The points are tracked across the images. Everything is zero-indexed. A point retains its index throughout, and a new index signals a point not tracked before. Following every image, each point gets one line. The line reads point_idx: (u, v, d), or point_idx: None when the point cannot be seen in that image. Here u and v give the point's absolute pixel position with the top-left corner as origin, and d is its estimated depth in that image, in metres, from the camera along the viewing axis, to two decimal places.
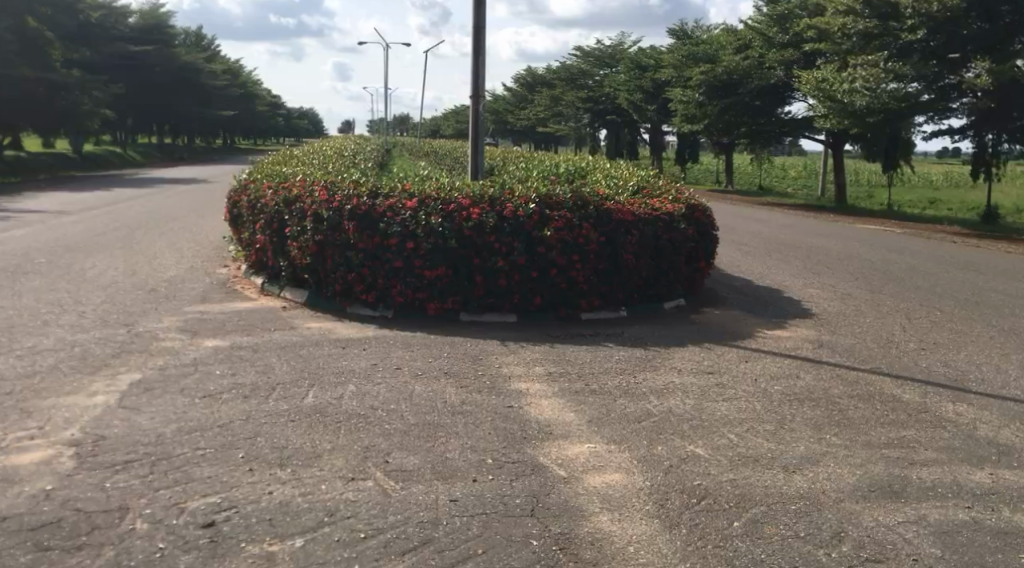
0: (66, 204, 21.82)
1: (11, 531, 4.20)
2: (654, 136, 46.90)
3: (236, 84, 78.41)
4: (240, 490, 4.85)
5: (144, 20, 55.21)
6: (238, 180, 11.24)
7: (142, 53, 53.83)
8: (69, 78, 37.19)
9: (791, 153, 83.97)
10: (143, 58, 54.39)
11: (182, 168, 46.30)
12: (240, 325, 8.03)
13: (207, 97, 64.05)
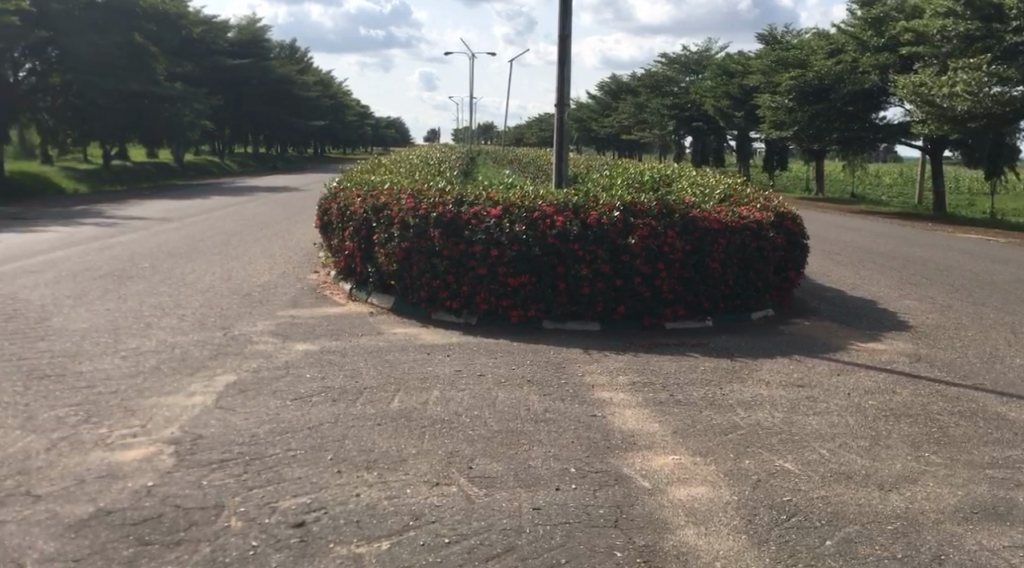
0: (169, 212, 22.77)
1: (115, 525, 4.40)
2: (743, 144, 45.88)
3: (326, 95, 80.37)
4: (329, 491, 4.97)
5: (241, 35, 57.68)
6: (328, 188, 11.51)
7: (239, 66, 55.94)
8: (171, 90, 38.80)
9: (886, 160, 81.23)
10: (241, 70, 56.56)
11: (275, 176, 47.82)
12: (330, 329, 8.22)
13: (301, 109, 66.09)
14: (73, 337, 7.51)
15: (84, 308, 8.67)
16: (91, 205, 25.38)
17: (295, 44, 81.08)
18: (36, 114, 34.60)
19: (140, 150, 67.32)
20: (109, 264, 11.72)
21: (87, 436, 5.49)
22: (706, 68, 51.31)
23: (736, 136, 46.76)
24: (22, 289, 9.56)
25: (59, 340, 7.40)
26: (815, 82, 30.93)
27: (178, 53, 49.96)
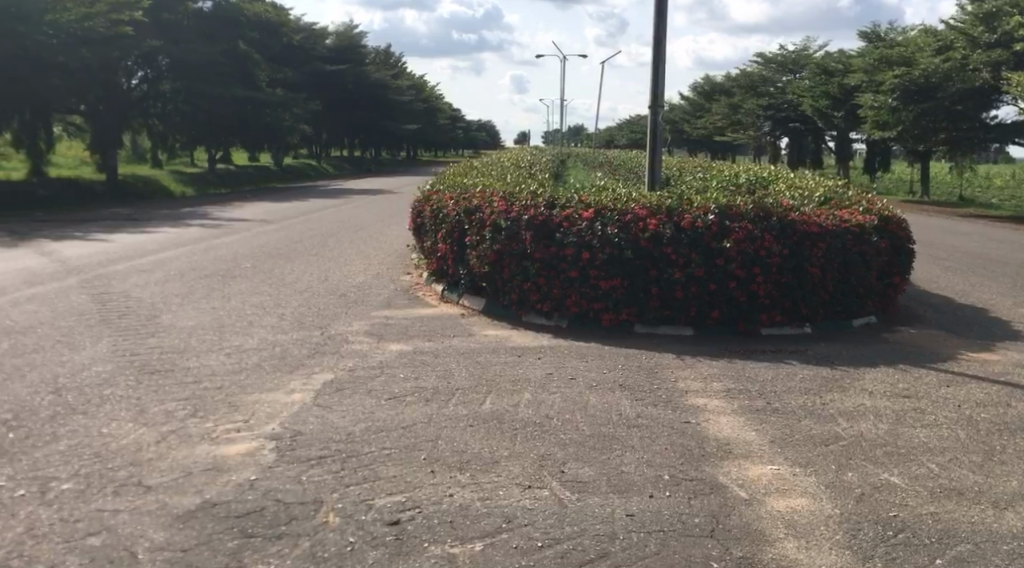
0: (271, 214, 23.60)
1: (220, 517, 4.54)
2: (841, 146, 44.30)
3: (419, 99, 81.80)
4: (422, 491, 5.01)
5: (340, 41, 58.14)
6: (422, 190, 11.69)
7: (336, 72, 57.47)
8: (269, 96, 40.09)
9: (1000, 162, 77.12)
10: (337, 76, 58.07)
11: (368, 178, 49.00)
12: (422, 330, 8.33)
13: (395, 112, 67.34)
14: (181, 334, 7.82)
15: (191, 306, 9.03)
16: (197, 206, 26.52)
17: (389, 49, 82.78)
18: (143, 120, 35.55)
19: (243, 154, 70.13)
20: (214, 263, 12.18)
21: (194, 430, 5.69)
22: (805, 67, 49.94)
23: (834, 136, 45.32)
24: (134, 287, 10.02)
25: (169, 336, 7.72)
26: (921, 81, 29.79)
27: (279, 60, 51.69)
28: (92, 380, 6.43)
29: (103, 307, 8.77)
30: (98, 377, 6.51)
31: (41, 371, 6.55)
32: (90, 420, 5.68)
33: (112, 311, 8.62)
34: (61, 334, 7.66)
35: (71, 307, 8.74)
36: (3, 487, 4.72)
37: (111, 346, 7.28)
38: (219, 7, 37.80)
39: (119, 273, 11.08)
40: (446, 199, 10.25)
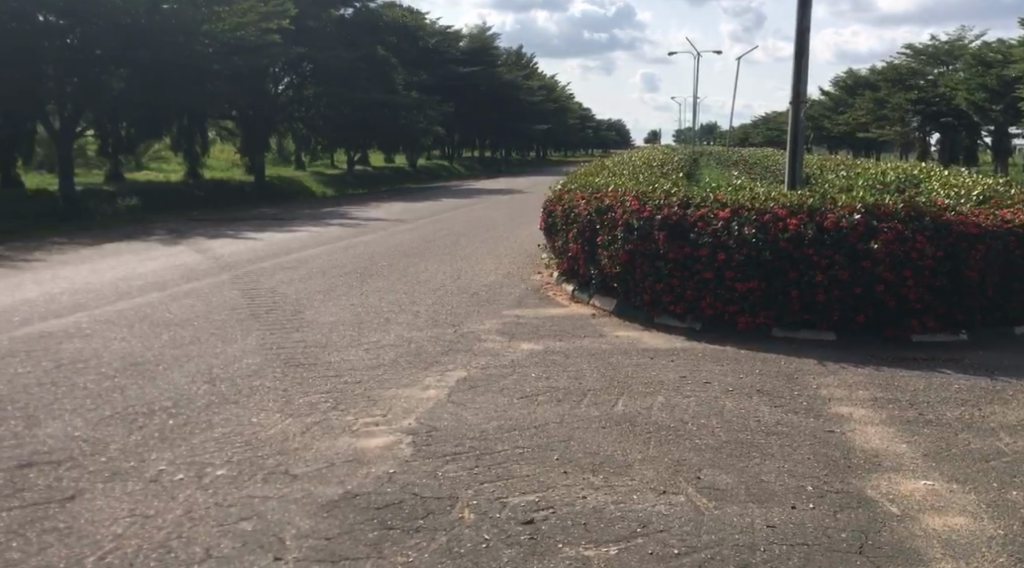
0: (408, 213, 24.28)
1: (361, 508, 4.66)
2: (999, 142, 41.35)
3: (550, 100, 82.21)
4: (556, 491, 4.99)
5: (473, 44, 59.80)
6: (553, 190, 11.74)
7: (470, 74, 58.57)
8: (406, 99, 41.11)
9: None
10: (469, 77, 59.23)
11: (496, 180, 49.55)
12: (553, 329, 8.32)
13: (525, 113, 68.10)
14: (323, 329, 8.12)
15: (332, 302, 9.37)
16: (337, 206, 27.61)
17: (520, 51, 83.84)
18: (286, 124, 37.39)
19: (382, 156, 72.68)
20: (353, 262, 12.62)
21: (336, 422, 5.88)
22: (959, 58, 47.23)
23: (990, 132, 42.43)
24: (280, 284, 10.49)
25: (312, 331, 8.02)
26: None
27: (414, 63, 53.20)
28: (243, 370, 6.76)
29: (252, 302, 9.22)
30: (248, 368, 6.83)
31: (198, 361, 6.94)
32: (242, 410, 5.96)
33: (260, 306, 9.06)
34: (216, 326, 8.10)
35: (224, 302, 9.23)
36: (164, 470, 5.01)
37: (260, 339, 7.63)
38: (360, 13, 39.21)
39: (266, 270, 11.66)
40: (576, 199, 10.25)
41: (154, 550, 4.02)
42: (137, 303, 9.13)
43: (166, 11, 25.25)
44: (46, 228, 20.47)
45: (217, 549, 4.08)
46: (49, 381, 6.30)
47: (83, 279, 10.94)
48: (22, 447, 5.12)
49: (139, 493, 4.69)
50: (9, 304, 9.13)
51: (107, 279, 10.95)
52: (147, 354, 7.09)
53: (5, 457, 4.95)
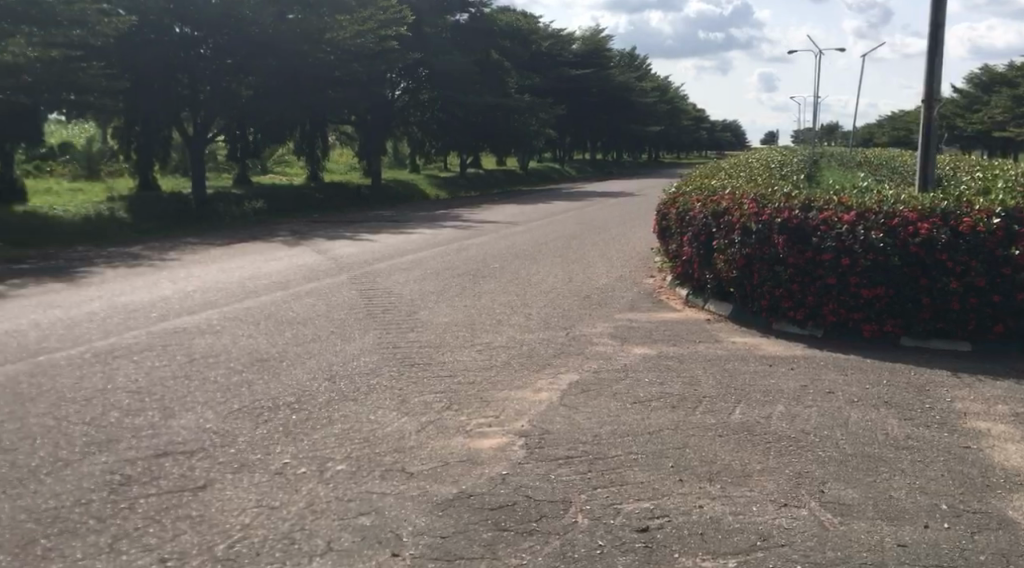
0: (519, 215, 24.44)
1: (475, 508, 4.67)
2: None
3: (662, 101, 81.23)
4: (671, 500, 4.87)
5: (585, 46, 59.69)
6: (667, 193, 11.59)
7: (582, 76, 58.54)
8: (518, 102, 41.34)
9: None
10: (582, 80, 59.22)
11: (605, 182, 49.23)
12: (666, 334, 8.18)
13: (636, 114, 67.54)
14: (437, 329, 8.24)
15: (445, 303, 9.50)
16: (450, 209, 28.08)
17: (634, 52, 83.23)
18: (399, 128, 38.32)
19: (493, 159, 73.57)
20: (465, 263, 12.79)
21: (450, 422, 5.94)
22: None
23: None
24: (396, 284, 10.72)
25: (426, 332, 8.15)
26: None
27: (526, 66, 53.58)
28: (361, 369, 6.93)
29: (369, 302, 9.44)
30: (365, 367, 7.00)
31: (319, 359, 7.16)
32: (359, 407, 6.10)
33: (377, 306, 9.27)
34: (336, 325, 8.35)
35: (342, 301, 9.49)
36: (288, 463, 5.17)
37: (376, 339, 7.81)
38: (474, 19, 39.77)
39: (382, 271, 11.95)
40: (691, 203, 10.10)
41: (279, 541, 4.13)
42: (262, 301, 9.51)
43: (292, 21, 26.27)
44: (176, 228, 21.64)
45: (337, 542, 4.17)
46: (183, 374, 6.63)
47: (213, 278, 11.49)
48: (159, 436, 5.39)
49: (265, 484, 4.85)
50: (149, 300, 9.66)
51: (236, 278, 11.47)
52: (271, 351, 7.37)
53: (144, 446, 5.22)
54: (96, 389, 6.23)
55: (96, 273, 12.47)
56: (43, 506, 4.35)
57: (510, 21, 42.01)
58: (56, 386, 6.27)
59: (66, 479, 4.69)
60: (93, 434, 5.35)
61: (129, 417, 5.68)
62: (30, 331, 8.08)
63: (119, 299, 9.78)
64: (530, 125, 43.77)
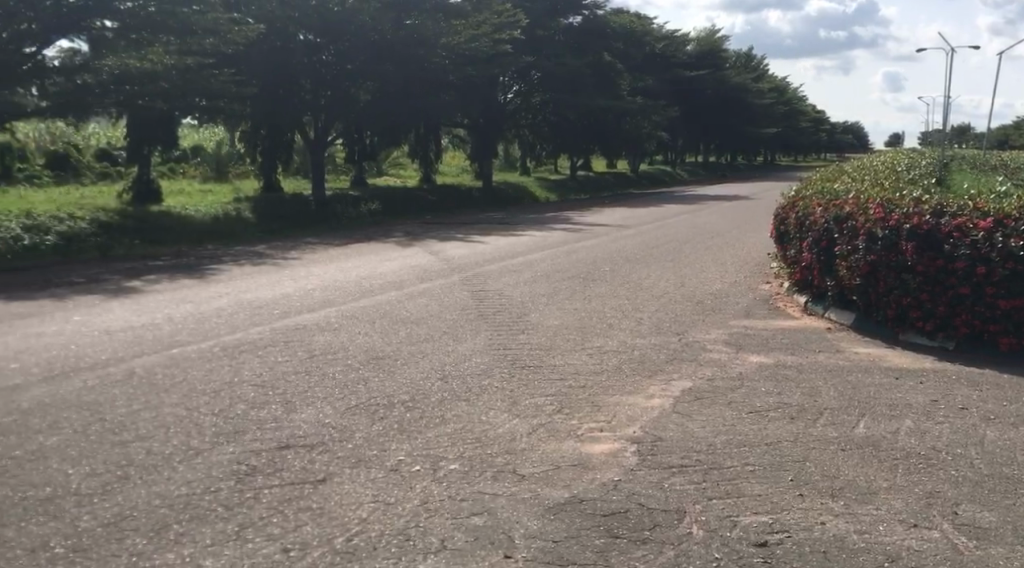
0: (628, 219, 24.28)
1: (588, 513, 4.59)
2: None
3: (780, 101, 79.14)
4: (790, 514, 4.66)
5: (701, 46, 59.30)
6: (786, 197, 11.32)
7: (697, 77, 57.64)
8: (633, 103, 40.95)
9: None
10: (697, 81, 58.26)
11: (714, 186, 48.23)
12: (783, 342, 7.94)
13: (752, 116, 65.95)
14: (548, 332, 8.24)
15: (555, 306, 9.49)
16: (559, 212, 28.12)
17: (750, 52, 81.42)
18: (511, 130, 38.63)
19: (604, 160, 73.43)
20: (574, 266, 12.75)
21: (562, 425, 5.91)
22: None
23: None
24: (506, 286, 10.78)
25: (537, 334, 8.16)
26: None
27: (641, 68, 53.14)
28: (473, 369, 6.99)
29: (480, 303, 9.53)
30: (477, 368, 7.06)
31: (432, 358, 7.26)
32: (471, 407, 6.15)
33: (489, 307, 9.34)
34: (448, 326, 8.45)
35: (455, 302, 9.62)
36: (402, 460, 5.24)
37: (488, 340, 7.87)
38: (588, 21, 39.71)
39: (492, 273, 12.07)
40: (813, 208, 9.74)
41: (395, 537, 4.15)
42: (378, 300, 9.74)
43: (407, 26, 26.87)
44: (288, 228, 22.44)
45: (451, 541, 4.15)
46: (304, 369, 6.85)
47: (331, 277, 11.87)
48: (282, 429, 5.57)
49: (381, 480, 4.92)
50: (273, 297, 10.04)
51: (353, 276, 11.81)
52: (386, 349, 7.53)
53: (268, 438, 5.41)
54: (224, 381, 6.51)
55: (225, 270, 13.08)
56: (175, 492, 4.52)
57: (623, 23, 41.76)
58: (188, 377, 6.59)
59: (197, 467, 4.89)
60: (221, 425, 5.57)
61: (254, 409, 5.89)
62: (166, 324, 8.53)
63: (246, 296, 10.20)
64: (641, 127, 43.33)
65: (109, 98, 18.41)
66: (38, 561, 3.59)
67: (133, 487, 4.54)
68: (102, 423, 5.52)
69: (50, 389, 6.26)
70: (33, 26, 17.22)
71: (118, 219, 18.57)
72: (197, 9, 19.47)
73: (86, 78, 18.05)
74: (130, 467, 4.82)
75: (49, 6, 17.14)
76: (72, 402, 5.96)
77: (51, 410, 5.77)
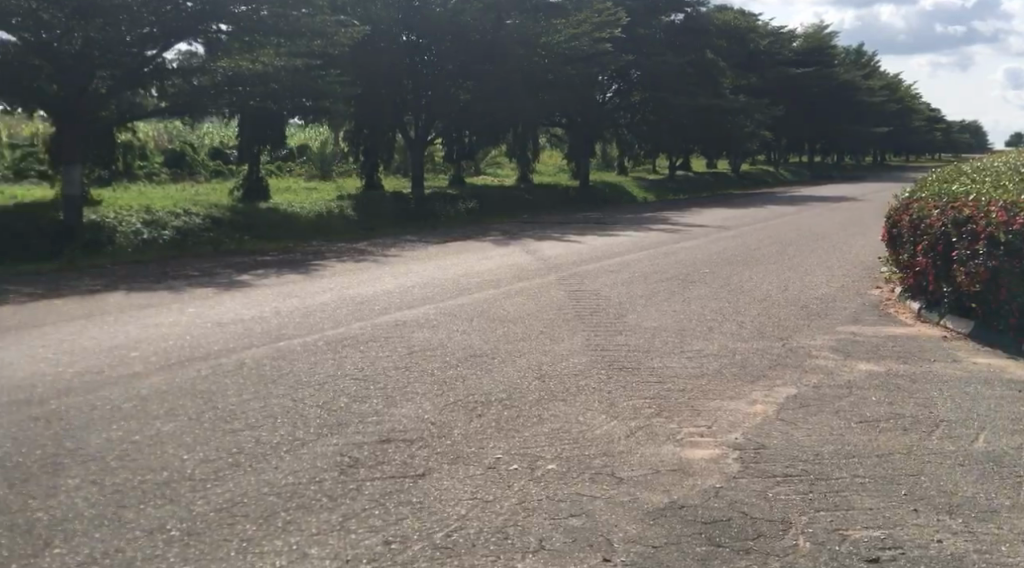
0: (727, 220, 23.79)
1: (688, 520, 4.31)
2: None
3: (891, 99, 76.03)
4: (906, 530, 4.24)
5: (808, 42, 57.65)
6: (901, 200, 10.98)
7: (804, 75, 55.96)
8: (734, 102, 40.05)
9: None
10: (803, 79, 56.53)
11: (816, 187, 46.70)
12: (895, 351, 7.64)
13: (860, 115, 63.55)
14: (646, 334, 8.13)
15: (654, 308, 9.37)
16: (655, 212, 27.77)
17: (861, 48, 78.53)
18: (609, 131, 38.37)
19: (700, 161, 72.17)
20: (674, 268, 12.57)
21: (662, 429, 5.79)
22: None
23: None
24: (604, 286, 10.72)
25: (635, 335, 8.07)
26: None
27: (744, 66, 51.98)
28: (570, 370, 6.96)
29: (578, 304, 9.49)
30: (574, 368, 7.03)
31: (529, 358, 7.26)
32: (568, 408, 6.11)
33: (586, 308, 9.30)
34: (545, 325, 8.45)
35: (552, 301, 9.63)
36: (500, 458, 5.19)
37: (585, 340, 7.83)
38: (690, 19, 39.04)
39: (589, 273, 12.00)
40: (933, 215, 9.28)
41: (492, 534, 4.01)
42: (476, 299, 9.81)
43: (508, 27, 26.93)
44: (382, 225, 22.86)
45: (549, 542, 3.95)
46: (404, 365, 6.94)
47: (430, 274, 12.00)
48: (383, 423, 5.66)
49: (479, 478, 4.86)
50: (374, 293, 10.23)
51: (450, 275, 11.90)
52: (484, 347, 7.57)
53: (369, 431, 5.50)
54: (328, 374, 6.67)
55: (328, 267, 13.39)
56: (283, 481, 4.63)
57: (725, 22, 40.99)
58: (295, 369, 6.78)
59: (303, 458, 5.00)
60: (326, 417, 5.70)
61: (357, 403, 6.01)
62: (273, 317, 8.79)
63: (349, 292, 10.43)
64: (741, 127, 42.35)
65: (222, 99, 19.32)
66: (156, 542, 3.70)
67: (242, 475, 4.67)
68: (215, 411, 5.72)
69: (168, 377, 6.55)
70: (156, 31, 17.71)
71: (228, 215, 19.33)
72: (307, 12, 19.87)
73: (202, 80, 19.01)
74: (240, 455, 4.97)
75: (169, 11, 17.58)
76: (187, 389, 6.21)
77: (169, 396, 6.03)
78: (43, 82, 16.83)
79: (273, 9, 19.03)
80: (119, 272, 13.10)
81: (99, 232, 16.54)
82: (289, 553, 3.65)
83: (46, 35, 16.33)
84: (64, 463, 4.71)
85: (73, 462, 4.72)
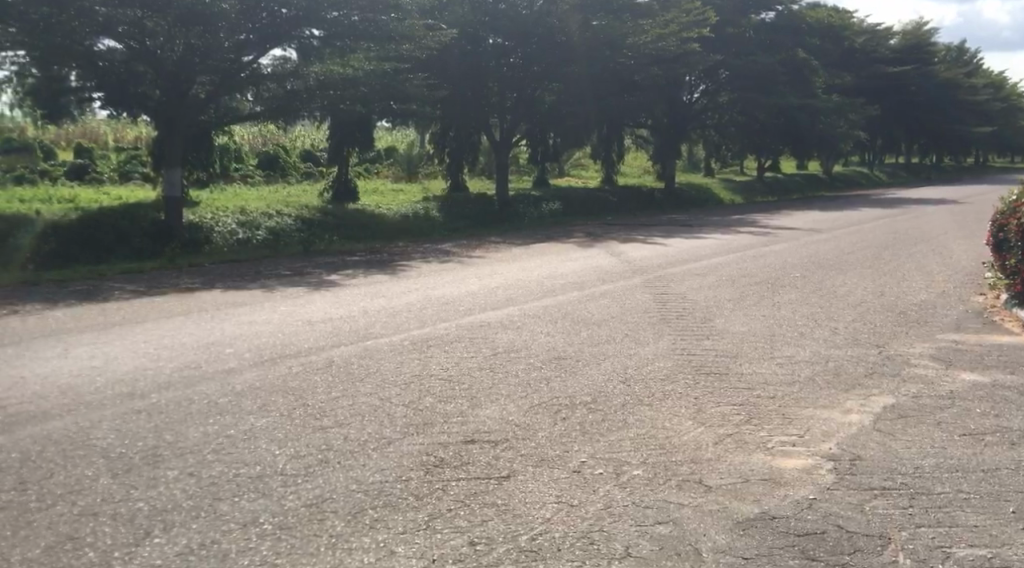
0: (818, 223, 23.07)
1: (780, 532, 4.14)
2: None
3: (997, 97, 72.56)
4: (1016, 549, 3.98)
5: (906, 40, 55.89)
6: (1008, 202, 10.47)
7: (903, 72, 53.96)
8: (827, 101, 38.89)
9: None
10: (902, 77, 54.50)
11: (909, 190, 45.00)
12: (1004, 360, 7.27)
13: (963, 114, 60.87)
14: (733, 339, 7.96)
15: (742, 312, 9.16)
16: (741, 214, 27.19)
17: (965, 45, 75.33)
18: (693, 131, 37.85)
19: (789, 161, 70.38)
20: (763, 271, 12.29)
21: (751, 438, 5.62)
22: None
23: None
24: (690, 289, 10.55)
25: (722, 340, 7.91)
26: None
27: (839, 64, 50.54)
28: (655, 374, 6.87)
29: (663, 306, 9.38)
30: (660, 372, 6.93)
31: (614, 361, 7.18)
32: (655, 413, 6.02)
33: (671, 311, 9.17)
34: (629, 328, 8.36)
35: (636, 304, 9.55)
36: (585, 462, 5.13)
37: (671, 344, 7.72)
38: (780, 17, 38.23)
39: (675, 276, 11.81)
40: None
41: (579, 539, 3.95)
42: (560, 300, 9.80)
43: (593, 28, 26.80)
44: (463, 225, 23.06)
45: (635, 549, 3.87)
46: (488, 366, 6.97)
47: (517, 275, 12.05)
48: (467, 424, 5.68)
49: (564, 481, 4.80)
50: (459, 295, 10.29)
51: (534, 277, 11.86)
52: (569, 350, 7.52)
53: (454, 431, 5.53)
54: (413, 374, 6.74)
55: (414, 268, 13.53)
56: (371, 478, 4.68)
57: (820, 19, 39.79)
58: (381, 369, 6.86)
59: (389, 456, 5.05)
60: (412, 416, 5.76)
61: (442, 403, 6.05)
62: (360, 317, 8.93)
63: (434, 292, 10.53)
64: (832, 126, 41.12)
65: (314, 103, 19.75)
66: (250, 536, 3.77)
67: (331, 472, 4.74)
68: (305, 408, 5.84)
69: (261, 372, 6.74)
70: (248, 37, 18.14)
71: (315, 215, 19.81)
72: (395, 16, 20.12)
73: (296, 84, 19.53)
74: (329, 451, 5.06)
75: (265, 18, 18.11)
76: (279, 386, 6.36)
77: (262, 393, 6.18)
78: (146, 87, 17.61)
79: (364, 14, 19.41)
80: (214, 271, 13.56)
81: (196, 232, 17.23)
82: (377, 550, 3.68)
83: (149, 42, 17.08)
84: (164, 455, 4.88)
85: (171, 455, 4.87)
